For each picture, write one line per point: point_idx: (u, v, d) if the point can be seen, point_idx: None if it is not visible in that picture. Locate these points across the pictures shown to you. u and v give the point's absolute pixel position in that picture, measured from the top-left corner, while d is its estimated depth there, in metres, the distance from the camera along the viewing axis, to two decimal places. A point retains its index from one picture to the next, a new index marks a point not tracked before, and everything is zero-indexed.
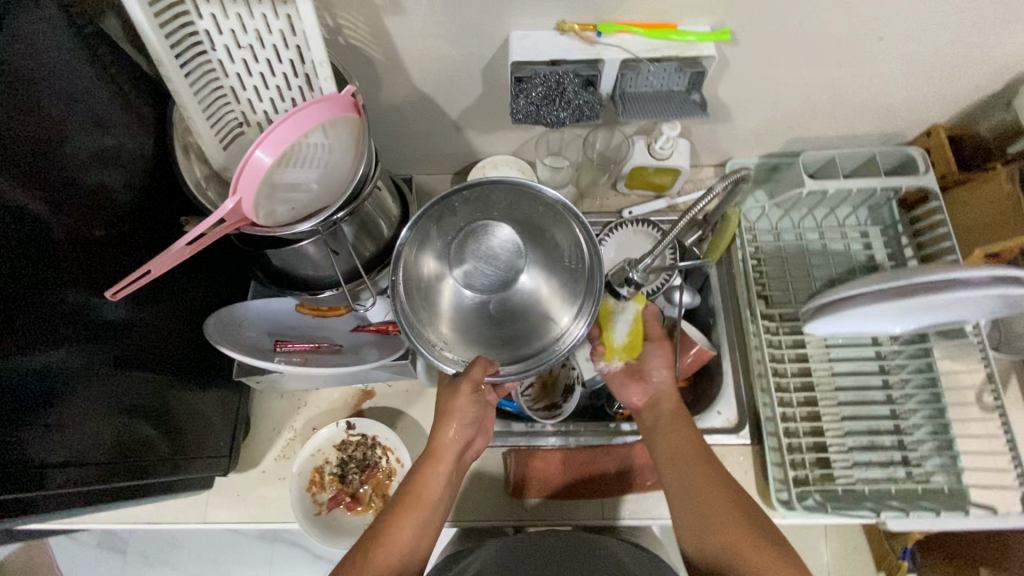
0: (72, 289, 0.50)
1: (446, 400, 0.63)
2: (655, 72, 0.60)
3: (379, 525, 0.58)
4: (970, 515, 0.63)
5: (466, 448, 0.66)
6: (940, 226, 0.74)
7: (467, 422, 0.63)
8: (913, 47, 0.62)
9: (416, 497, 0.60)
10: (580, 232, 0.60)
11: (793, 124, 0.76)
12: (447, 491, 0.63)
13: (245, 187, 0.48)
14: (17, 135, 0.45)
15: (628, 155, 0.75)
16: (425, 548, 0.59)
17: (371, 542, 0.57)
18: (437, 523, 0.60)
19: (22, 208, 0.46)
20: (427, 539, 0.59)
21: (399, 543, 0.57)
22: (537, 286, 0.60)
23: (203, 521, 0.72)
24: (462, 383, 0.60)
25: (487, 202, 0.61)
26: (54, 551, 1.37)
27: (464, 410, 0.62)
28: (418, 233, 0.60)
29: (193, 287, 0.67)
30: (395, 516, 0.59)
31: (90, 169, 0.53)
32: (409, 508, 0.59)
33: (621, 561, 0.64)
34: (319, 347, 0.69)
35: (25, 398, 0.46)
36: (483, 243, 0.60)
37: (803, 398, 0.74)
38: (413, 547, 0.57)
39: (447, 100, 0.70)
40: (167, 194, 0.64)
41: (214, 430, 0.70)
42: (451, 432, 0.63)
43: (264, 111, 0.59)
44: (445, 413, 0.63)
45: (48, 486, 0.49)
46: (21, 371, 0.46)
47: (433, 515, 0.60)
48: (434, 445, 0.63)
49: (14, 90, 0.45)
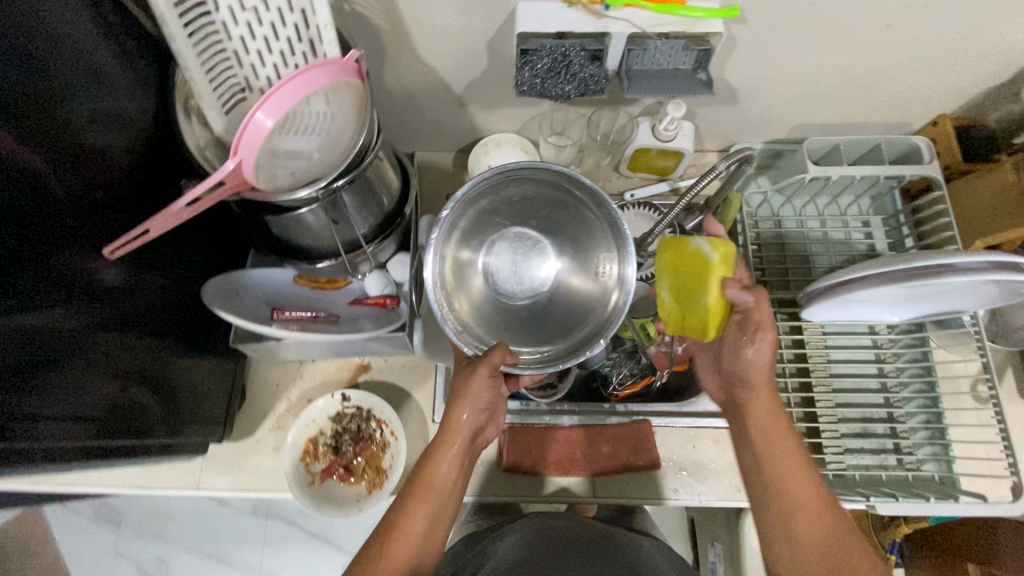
0: (72, 252, 0.50)
1: (460, 382, 0.61)
2: (662, 49, 0.59)
3: (392, 516, 0.57)
4: (958, 502, 0.64)
5: (479, 434, 0.64)
6: (941, 215, 0.74)
7: (483, 406, 0.61)
8: (925, 33, 0.62)
9: (428, 486, 0.58)
10: (614, 245, 0.62)
11: (800, 108, 0.76)
12: (460, 477, 0.60)
13: (245, 149, 0.48)
14: (17, 89, 0.45)
15: (633, 135, 0.75)
16: (438, 538, 0.57)
17: (382, 535, 0.56)
18: (448, 513, 0.59)
19: (21, 164, 0.45)
20: (438, 529, 0.58)
21: (411, 537, 0.55)
22: (564, 292, 0.65)
23: (197, 488, 0.72)
24: (479, 367, 0.59)
25: (529, 203, 0.65)
26: (49, 522, 1.37)
27: (480, 392, 0.60)
28: (458, 219, 0.63)
29: (190, 253, 0.67)
30: (408, 506, 0.57)
31: (90, 128, 0.52)
32: (421, 499, 0.58)
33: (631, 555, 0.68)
34: (317, 316, 0.69)
35: (20, 360, 0.46)
36: (517, 245, 0.66)
37: (798, 384, 0.74)
38: (425, 542, 0.56)
39: (452, 72, 0.69)
40: (166, 158, 0.63)
41: (209, 396, 0.70)
42: (464, 414, 0.60)
43: (267, 77, 0.57)
44: (458, 397, 0.61)
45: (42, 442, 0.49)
46: (17, 329, 0.45)
47: (445, 503, 0.59)
48: (449, 428, 0.60)
49: (13, 43, 0.44)
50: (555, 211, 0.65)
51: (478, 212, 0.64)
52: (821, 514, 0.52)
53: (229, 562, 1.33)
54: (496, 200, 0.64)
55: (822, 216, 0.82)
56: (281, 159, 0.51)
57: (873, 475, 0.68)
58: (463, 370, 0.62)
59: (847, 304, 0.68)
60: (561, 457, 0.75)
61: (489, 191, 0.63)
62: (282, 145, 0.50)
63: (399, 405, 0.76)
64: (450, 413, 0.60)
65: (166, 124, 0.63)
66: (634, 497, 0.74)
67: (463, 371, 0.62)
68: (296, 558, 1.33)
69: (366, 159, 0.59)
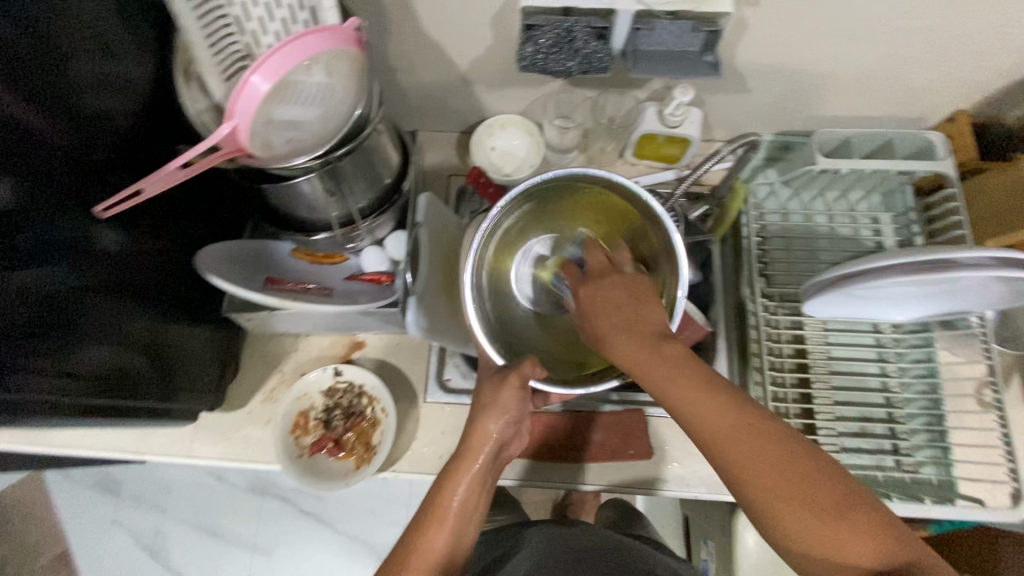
0: (72, 216, 0.51)
1: (488, 394, 0.58)
2: (669, 29, 0.58)
3: (410, 542, 0.55)
4: (954, 506, 0.64)
5: (505, 447, 0.61)
6: (954, 213, 0.72)
7: (513, 418, 0.58)
8: (944, 23, 0.59)
9: (445, 508, 0.56)
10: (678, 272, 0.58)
11: (812, 99, 0.74)
12: (483, 493, 0.58)
13: (241, 113, 0.48)
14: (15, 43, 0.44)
15: (639, 120, 0.73)
16: (460, 556, 0.56)
17: (402, 558, 0.54)
18: (471, 530, 0.57)
19: (23, 125, 0.45)
20: (461, 546, 0.56)
21: (431, 558, 0.54)
22: None
23: (188, 456, 0.73)
24: (508, 377, 0.57)
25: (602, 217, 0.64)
26: (50, 488, 1.40)
27: (509, 402, 0.57)
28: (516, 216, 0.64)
29: (188, 221, 0.67)
30: (426, 527, 0.55)
31: (88, 88, 0.52)
32: (441, 519, 0.55)
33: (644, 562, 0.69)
34: (309, 289, 0.69)
35: (11, 321, 0.45)
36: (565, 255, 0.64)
37: (797, 380, 0.72)
38: (447, 563, 0.54)
39: (457, 49, 0.68)
40: (166, 123, 0.63)
41: (202, 364, 0.70)
42: (492, 427, 0.58)
43: (268, 44, 0.57)
44: (486, 410, 0.58)
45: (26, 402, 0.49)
46: (8, 290, 0.45)
47: (468, 521, 0.57)
48: (472, 441, 0.59)
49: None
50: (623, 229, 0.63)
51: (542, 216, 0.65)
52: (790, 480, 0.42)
53: (224, 537, 1.35)
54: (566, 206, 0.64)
55: (830, 211, 0.80)
56: (277, 129, 0.51)
57: (870, 476, 0.67)
58: (490, 382, 0.59)
59: (851, 298, 0.66)
60: (553, 442, 0.74)
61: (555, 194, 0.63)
62: (278, 115, 0.50)
63: (391, 383, 0.76)
64: (477, 427, 0.58)
65: (168, 91, 0.62)
66: (625, 487, 0.73)
67: (491, 383, 0.59)
68: (290, 536, 1.34)
69: (365, 133, 0.58)
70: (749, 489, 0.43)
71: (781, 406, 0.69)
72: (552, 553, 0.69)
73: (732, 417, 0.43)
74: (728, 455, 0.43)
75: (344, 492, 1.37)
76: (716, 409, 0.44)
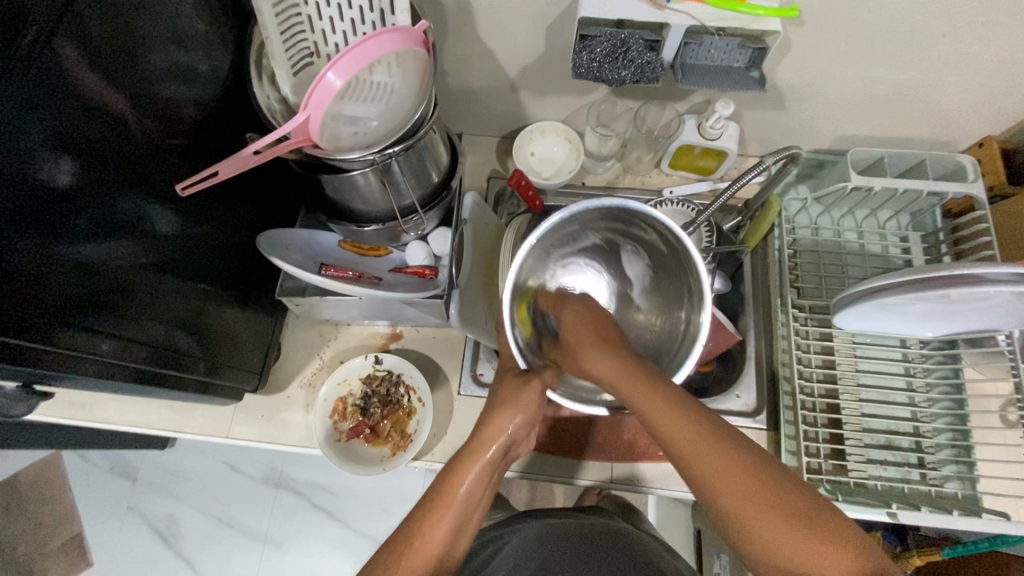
0: (134, 194, 0.53)
1: (509, 390, 0.59)
2: (717, 45, 0.61)
3: (409, 528, 0.50)
4: (981, 518, 0.64)
5: (513, 449, 0.59)
6: (982, 234, 0.74)
7: (529, 417, 0.58)
8: (982, 50, 0.62)
9: (452, 494, 0.52)
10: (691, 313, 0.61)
11: (846, 119, 0.77)
12: (488, 488, 0.55)
13: (315, 105, 0.50)
14: (106, 35, 0.47)
15: (678, 132, 0.76)
16: (458, 551, 0.51)
17: (401, 539, 0.49)
18: (472, 526, 0.52)
19: (98, 105, 0.48)
20: (460, 544, 0.51)
21: (433, 548, 0.49)
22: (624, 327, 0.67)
23: (227, 436, 0.76)
24: (534, 380, 0.59)
25: (666, 287, 0.65)
26: (69, 470, 1.43)
27: (528, 402, 0.58)
28: (619, 228, 0.64)
29: (245, 209, 0.70)
30: (427, 513, 0.51)
31: (165, 79, 0.55)
32: (445, 505, 0.51)
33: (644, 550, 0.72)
34: (360, 277, 0.71)
35: (70, 290, 0.47)
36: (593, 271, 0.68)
37: (824, 391, 0.74)
38: (449, 553, 0.50)
39: (509, 56, 0.71)
40: (233, 115, 0.66)
41: (247, 347, 0.73)
42: (514, 423, 0.57)
43: (336, 43, 0.60)
44: (504, 406, 0.57)
45: (77, 371, 0.51)
46: (71, 262, 0.46)
47: (471, 514, 0.52)
48: (485, 434, 0.56)
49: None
50: (672, 305, 0.64)
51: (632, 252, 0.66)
52: (767, 489, 0.42)
53: (236, 526, 1.36)
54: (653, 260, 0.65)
55: (860, 228, 0.82)
56: (344, 122, 0.53)
57: (895, 487, 0.68)
58: (511, 380, 0.60)
59: (882, 313, 0.68)
60: (582, 439, 0.77)
61: (651, 235, 0.63)
62: (347, 108, 0.52)
63: (429, 373, 0.79)
64: (496, 420, 0.57)
65: (237, 85, 0.66)
66: (650, 485, 0.75)
67: (512, 382, 0.60)
68: (300, 530, 1.35)
69: (422, 130, 0.61)
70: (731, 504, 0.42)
71: (809, 413, 0.71)
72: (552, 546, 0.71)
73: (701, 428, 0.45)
74: (696, 465, 0.44)
75: (357, 488, 1.38)
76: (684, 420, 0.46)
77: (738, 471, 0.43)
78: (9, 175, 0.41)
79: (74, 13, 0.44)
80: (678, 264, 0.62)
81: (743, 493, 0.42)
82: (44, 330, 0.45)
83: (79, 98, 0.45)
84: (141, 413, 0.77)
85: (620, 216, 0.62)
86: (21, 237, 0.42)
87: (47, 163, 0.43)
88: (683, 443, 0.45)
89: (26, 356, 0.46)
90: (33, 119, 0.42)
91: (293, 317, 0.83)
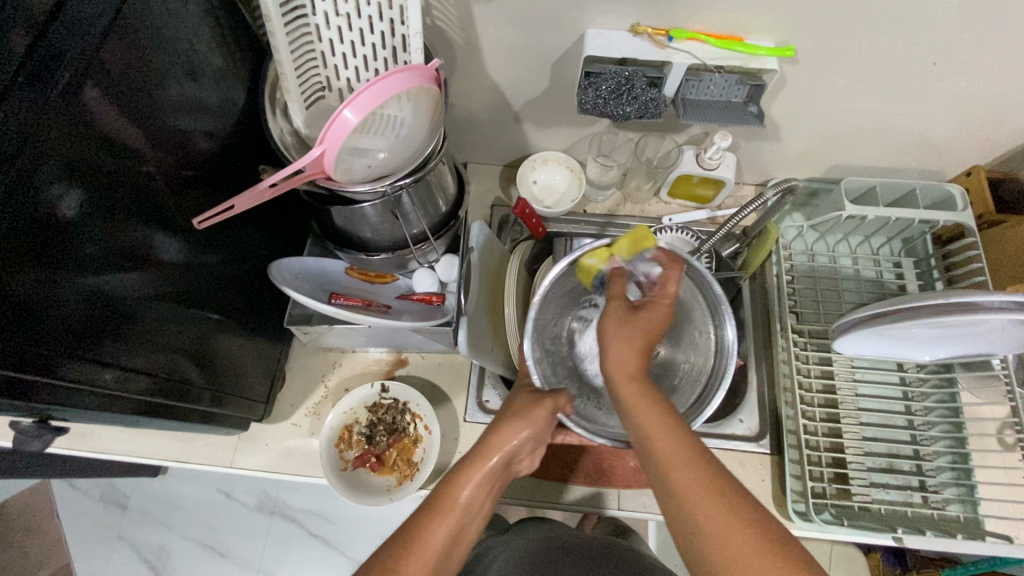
0: (145, 224, 0.52)
1: (522, 404, 0.57)
2: (716, 81, 0.64)
3: (406, 532, 0.49)
4: (986, 542, 0.65)
5: (515, 464, 0.57)
6: (974, 261, 0.76)
7: (536, 436, 0.56)
8: (966, 85, 0.65)
9: (451, 500, 0.50)
10: (718, 362, 0.63)
11: (838, 150, 0.80)
12: (488, 500, 0.53)
13: (331, 141, 0.50)
14: (125, 73, 0.48)
15: (677, 162, 0.78)
16: (452, 567, 0.49)
17: (397, 552, 0.47)
18: (469, 537, 0.51)
19: (114, 137, 0.48)
20: (455, 554, 0.49)
21: (432, 552, 0.47)
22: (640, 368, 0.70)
23: (231, 465, 0.76)
24: (546, 402, 0.57)
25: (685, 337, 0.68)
26: (58, 499, 1.39)
27: (540, 417, 0.56)
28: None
29: (254, 238, 0.71)
30: (432, 513, 0.49)
31: (181, 115, 0.55)
32: (446, 513, 0.49)
33: (650, 563, 0.72)
34: (368, 305, 0.72)
35: (73, 320, 0.46)
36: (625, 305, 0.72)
37: (826, 414, 0.76)
38: (443, 564, 0.48)
39: (514, 89, 0.73)
40: (244, 146, 0.67)
41: (252, 376, 0.74)
42: (520, 436, 0.55)
43: (348, 78, 0.61)
44: (515, 416, 0.56)
45: (72, 403, 0.50)
46: (75, 291, 0.46)
47: (470, 525, 0.51)
48: (489, 444, 0.54)
49: (128, 29, 0.48)
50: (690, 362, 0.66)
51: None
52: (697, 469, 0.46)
53: (229, 556, 1.32)
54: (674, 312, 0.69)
55: (854, 254, 0.85)
56: (358, 156, 0.53)
57: (899, 511, 0.69)
58: (524, 397, 0.59)
59: (878, 339, 0.69)
60: (590, 468, 0.77)
61: (685, 283, 0.66)
62: (364, 141, 0.52)
63: (433, 400, 0.79)
64: (504, 429, 0.55)
65: (249, 117, 0.67)
66: (655, 511, 0.75)
67: (526, 397, 0.59)
68: (294, 560, 1.31)
69: (432, 163, 0.61)
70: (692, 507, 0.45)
71: (812, 438, 0.72)
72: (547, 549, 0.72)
73: (681, 439, 0.48)
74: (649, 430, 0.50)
75: (354, 513, 1.35)
76: (669, 433, 0.48)
77: (704, 481, 0.46)
78: (13, 207, 0.40)
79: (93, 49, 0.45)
80: (700, 312, 0.65)
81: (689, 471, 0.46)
82: (41, 364, 0.44)
83: (98, 133, 0.46)
84: (143, 443, 0.77)
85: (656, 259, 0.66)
86: (22, 270, 0.41)
87: (56, 195, 0.43)
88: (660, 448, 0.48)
89: (9, 390, 0.44)
90: (49, 153, 0.42)
91: (297, 345, 0.83)
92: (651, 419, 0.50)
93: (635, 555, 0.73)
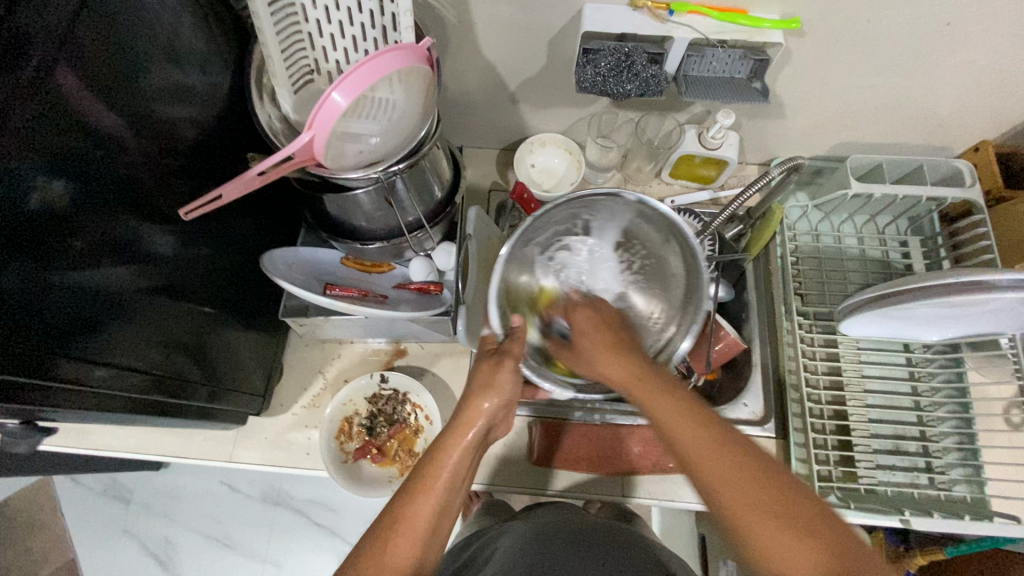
0: (132, 216, 0.50)
1: (483, 374, 0.56)
2: (719, 57, 0.62)
3: (393, 511, 0.46)
4: (992, 523, 0.64)
5: (491, 433, 0.56)
6: (982, 238, 0.74)
7: (506, 402, 0.55)
8: (976, 59, 0.63)
9: (434, 477, 0.48)
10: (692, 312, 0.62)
11: (844, 126, 0.78)
12: (468, 473, 0.52)
13: (320, 125, 0.48)
14: (101, 58, 0.46)
15: (679, 142, 0.76)
16: (442, 544, 0.47)
17: (385, 529, 0.45)
18: (456, 508, 0.50)
19: (95, 126, 0.46)
20: (444, 528, 0.48)
21: (420, 529, 0.46)
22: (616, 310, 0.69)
23: (230, 459, 0.75)
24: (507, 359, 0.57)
25: (657, 281, 0.66)
26: (61, 494, 1.39)
27: (503, 385, 0.55)
28: (632, 214, 0.65)
29: (245, 229, 0.69)
30: (416, 489, 0.48)
31: (164, 102, 0.53)
32: (428, 488, 0.48)
33: (655, 547, 0.72)
34: (365, 295, 0.71)
35: (57, 318, 0.44)
36: (607, 244, 0.69)
37: (831, 397, 0.75)
38: (436, 533, 0.47)
39: (510, 69, 0.71)
40: (231, 134, 0.65)
41: (249, 370, 0.72)
42: (487, 403, 0.53)
43: (337, 60, 0.59)
44: (478, 389, 0.55)
45: (59, 403, 0.48)
46: (58, 287, 0.44)
47: (455, 499, 0.49)
48: (462, 418, 0.53)
49: (103, 9, 0.45)
50: (663, 306, 0.66)
51: (628, 246, 0.68)
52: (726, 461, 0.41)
53: (235, 547, 1.32)
54: (649, 254, 0.67)
55: (859, 233, 0.83)
56: (349, 141, 0.51)
57: (905, 492, 0.69)
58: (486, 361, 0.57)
59: (884, 320, 0.68)
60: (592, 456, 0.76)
61: (656, 228, 0.64)
62: (353, 126, 0.50)
63: (434, 390, 0.79)
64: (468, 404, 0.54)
65: (236, 104, 0.65)
66: (660, 498, 0.75)
67: (486, 364, 0.57)
68: (298, 549, 1.31)
69: (426, 147, 0.59)
70: (717, 498, 0.41)
71: (817, 421, 0.71)
72: (550, 534, 0.71)
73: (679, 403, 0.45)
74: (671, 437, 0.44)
75: (359, 504, 1.35)
76: (683, 415, 0.44)
77: (732, 473, 0.40)
78: None
79: (62, 33, 0.42)
80: (677, 260, 0.64)
81: (718, 467, 0.41)
82: (35, 364, 0.43)
83: (73, 121, 0.44)
84: (141, 439, 0.76)
85: (634, 205, 0.63)
86: (6, 266, 0.39)
87: (40, 185, 0.41)
88: (671, 429, 0.44)
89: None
90: (22, 144, 0.40)
91: (294, 337, 0.82)
92: (660, 401, 0.46)
93: (640, 538, 0.72)
